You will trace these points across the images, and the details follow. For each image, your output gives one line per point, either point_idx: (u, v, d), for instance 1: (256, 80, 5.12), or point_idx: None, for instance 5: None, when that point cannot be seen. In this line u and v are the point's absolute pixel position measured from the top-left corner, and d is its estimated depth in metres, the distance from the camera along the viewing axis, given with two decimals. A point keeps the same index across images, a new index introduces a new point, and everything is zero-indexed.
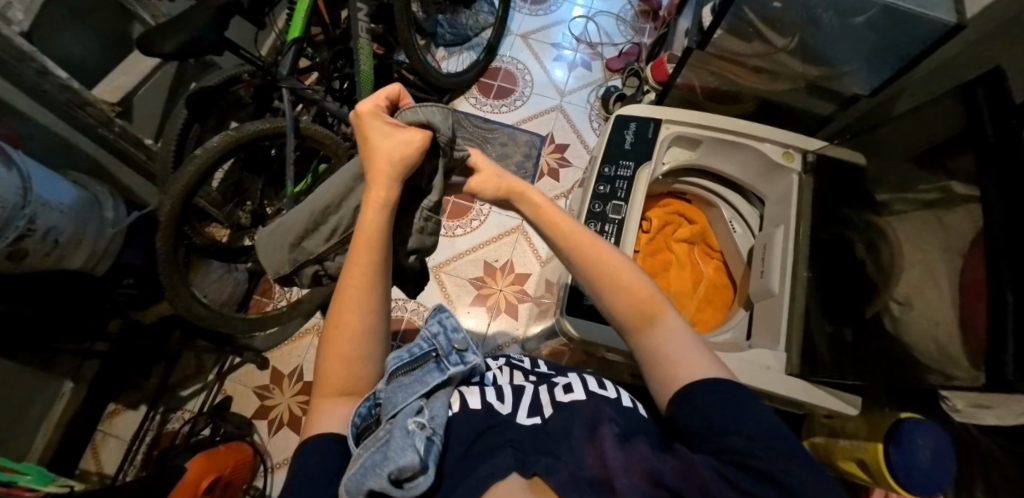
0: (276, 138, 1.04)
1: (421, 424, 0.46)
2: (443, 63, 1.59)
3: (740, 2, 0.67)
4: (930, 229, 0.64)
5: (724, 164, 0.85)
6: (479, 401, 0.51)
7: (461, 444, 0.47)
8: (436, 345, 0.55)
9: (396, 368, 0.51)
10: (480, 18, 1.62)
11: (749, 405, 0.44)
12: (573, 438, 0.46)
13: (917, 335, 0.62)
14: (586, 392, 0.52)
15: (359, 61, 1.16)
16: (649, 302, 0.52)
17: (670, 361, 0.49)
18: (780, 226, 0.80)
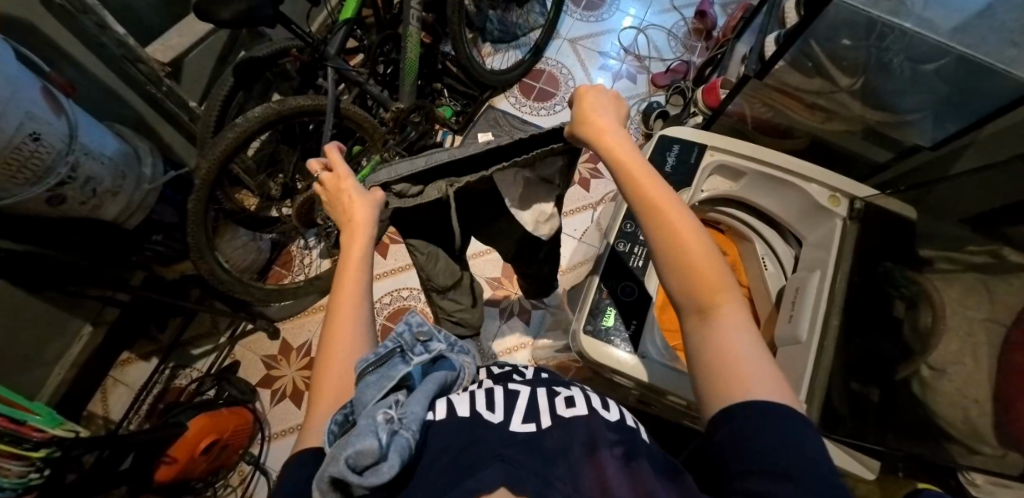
0: (316, 115, 1.05)
1: (389, 417, 0.43)
2: (488, 59, 1.58)
3: (807, 36, 0.64)
4: (978, 298, 0.62)
5: (765, 199, 0.82)
6: (467, 408, 0.48)
7: (448, 438, 0.44)
8: (401, 341, 0.52)
9: (363, 367, 0.48)
10: (531, 18, 1.61)
11: (789, 444, 0.39)
12: (572, 456, 0.43)
13: (948, 406, 0.60)
14: (588, 408, 0.49)
15: (407, 48, 1.16)
16: (714, 290, 0.46)
17: (726, 365, 0.44)
18: (815, 271, 0.74)
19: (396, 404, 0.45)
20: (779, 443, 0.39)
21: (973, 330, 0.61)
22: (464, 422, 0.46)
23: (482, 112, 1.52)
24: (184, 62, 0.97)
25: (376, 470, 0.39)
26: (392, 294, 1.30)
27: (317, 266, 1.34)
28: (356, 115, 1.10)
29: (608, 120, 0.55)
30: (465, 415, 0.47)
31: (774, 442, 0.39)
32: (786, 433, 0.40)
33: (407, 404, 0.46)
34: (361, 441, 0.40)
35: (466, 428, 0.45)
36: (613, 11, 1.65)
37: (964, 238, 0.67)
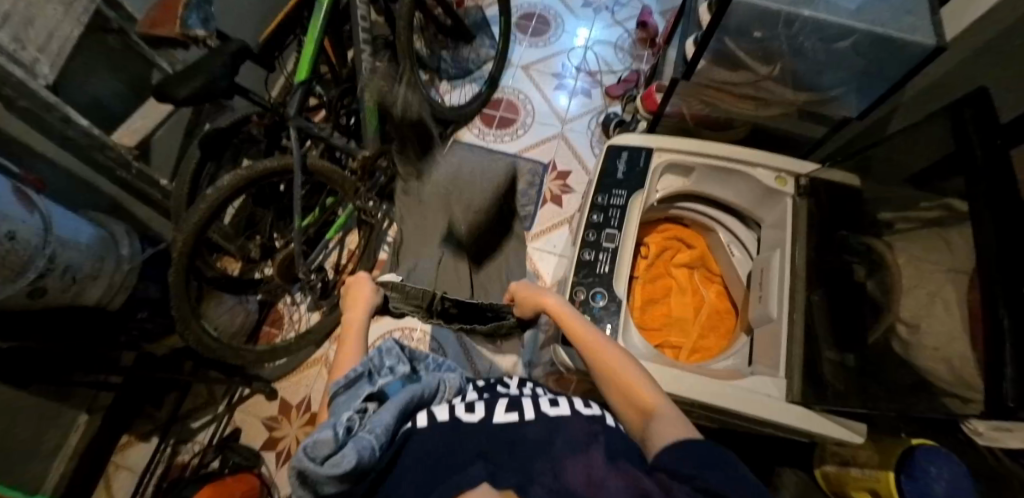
0: (285, 175, 1.08)
1: (350, 419, 0.46)
2: (448, 95, 1.65)
3: (722, 32, 0.69)
4: (936, 249, 0.62)
5: (720, 190, 0.86)
6: (444, 414, 0.49)
7: (430, 439, 0.47)
8: (368, 365, 0.55)
9: (337, 390, 0.53)
10: (484, 51, 1.68)
11: (710, 466, 0.43)
12: (553, 451, 0.46)
13: (927, 358, 0.60)
14: (571, 408, 0.52)
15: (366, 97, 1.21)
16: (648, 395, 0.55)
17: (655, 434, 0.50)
18: (776, 249, 0.80)
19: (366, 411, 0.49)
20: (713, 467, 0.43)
21: (930, 283, 0.62)
22: (444, 424, 0.48)
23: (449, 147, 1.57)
24: (151, 141, 1.01)
25: (331, 461, 0.41)
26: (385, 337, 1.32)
27: (306, 320, 1.36)
28: (323, 169, 1.13)
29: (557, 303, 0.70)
30: (445, 419, 0.49)
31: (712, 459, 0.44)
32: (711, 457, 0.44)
33: (376, 412, 0.47)
34: (317, 435, 0.43)
35: (443, 429, 0.48)
36: (560, 34, 1.72)
37: (911, 201, 0.68)
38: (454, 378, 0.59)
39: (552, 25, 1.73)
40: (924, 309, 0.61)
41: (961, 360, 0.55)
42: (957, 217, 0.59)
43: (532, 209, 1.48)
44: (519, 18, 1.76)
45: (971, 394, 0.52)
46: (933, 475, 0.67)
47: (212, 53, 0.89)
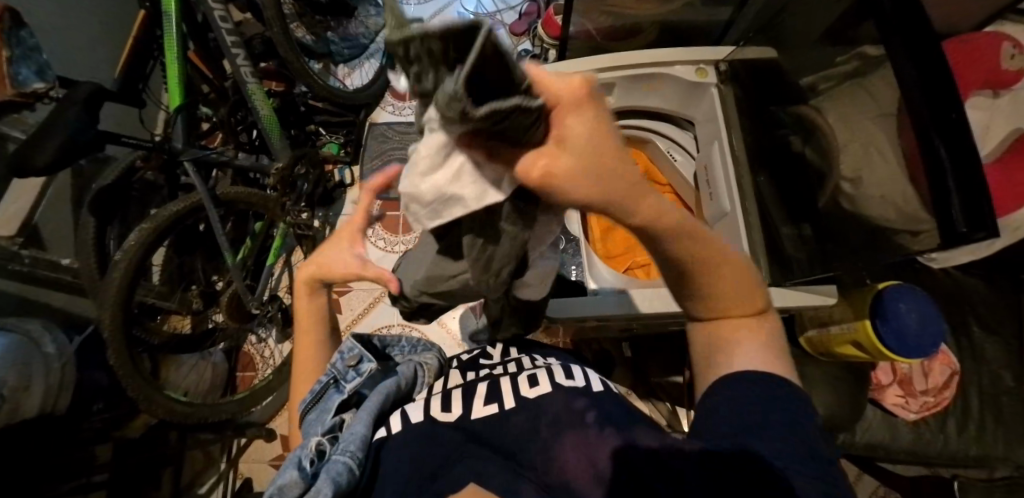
0: (198, 212, 0.98)
1: (321, 443, 0.46)
2: (349, 78, 1.55)
3: None
4: (860, 96, 0.61)
5: (646, 100, 0.82)
6: (420, 415, 0.51)
7: (406, 441, 0.48)
8: (332, 372, 0.55)
9: (304, 408, 0.54)
10: (372, 21, 1.57)
11: (770, 412, 0.40)
12: (541, 439, 0.48)
13: (872, 205, 0.61)
14: (551, 384, 0.53)
15: (258, 107, 1.10)
16: (735, 310, 0.43)
17: (724, 363, 0.44)
18: (714, 142, 0.77)
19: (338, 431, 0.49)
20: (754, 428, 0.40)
21: (859, 135, 0.62)
22: (420, 423, 0.50)
23: (368, 133, 1.48)
24: (33, 223, 0.90)
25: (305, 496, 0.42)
26: None
27: (279, 352, 1.30)
28: (240, 194, 1.05)
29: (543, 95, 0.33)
30: (419, 420, 0.50)
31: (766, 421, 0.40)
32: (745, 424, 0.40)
33: (349, 426, 0.49)
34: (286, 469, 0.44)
35: (426, 432, 0.48)
36: None
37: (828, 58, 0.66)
38: (429, 358, 0.62)
39: None
40: (863, 160, 0.61)
41: (908, 201, 0.55)
42: (875, 61, 0.58)
43: None
44: None
45: (923, 226, 0.53)
46: (904, 310, 0.70)
47: (62, 106, 0.78)
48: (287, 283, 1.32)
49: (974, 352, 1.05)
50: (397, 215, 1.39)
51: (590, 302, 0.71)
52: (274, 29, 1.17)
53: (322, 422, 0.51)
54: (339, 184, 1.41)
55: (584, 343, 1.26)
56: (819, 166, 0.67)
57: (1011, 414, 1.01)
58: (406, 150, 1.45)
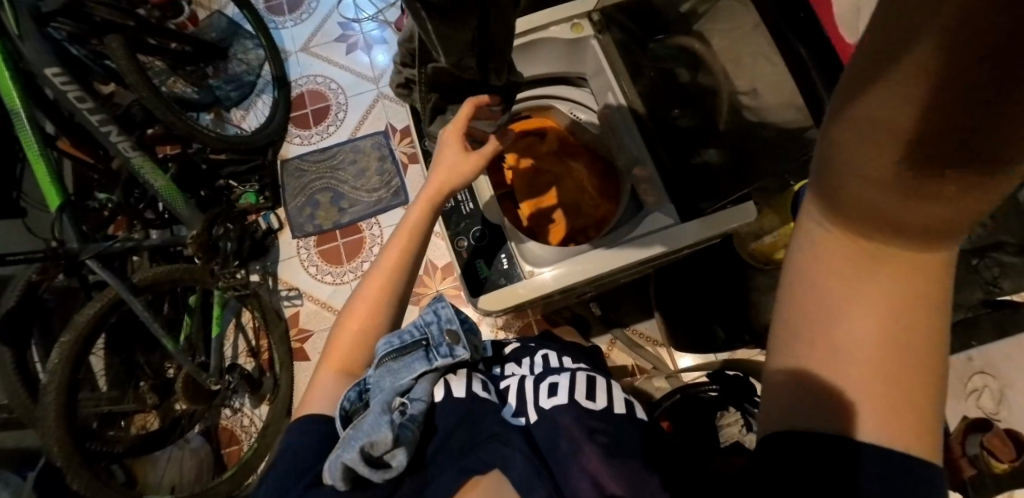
0: (121, 307, 0.92)
1: (399, 403, 0.53)
2: (246, 121, 1.44)
3: None
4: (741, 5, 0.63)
5: (534, 69, 0.81)
6: (463, 391, 0.57)
7: (446, 422, 0.53)
8: (425, 336, 0.61)
9: (386, 353, 0.59)
10: (252, 55, 1.45)
11: (884, 418, 0.26)
12: (560, 449, 0.51)
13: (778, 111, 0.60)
14: (568, 396, 0.57)
15: (150, 181, 1.03)
16: (905, 329, 0.25)
17: (828, 358, 0.27)
18: (608, 92, 0.78)
19: (411, 393, 0.56)
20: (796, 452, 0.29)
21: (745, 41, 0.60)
22: (463, 400, 0.56)
23: (282, 171, 1.41)
24: None
25: (389, 453, 0.49)
26: None
27: (258, 416, 1.24)
28: (160, 276, 1.00)
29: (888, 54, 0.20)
30: (462, 395, 0.56)
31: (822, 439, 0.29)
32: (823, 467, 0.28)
33: (416, 395, 0.55)
34: (375, 424, 0.50)
35: (467, 406, 0.54)
36: None
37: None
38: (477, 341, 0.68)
39: None
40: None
41: None
42: None
43: (398, 180, 1.39)
44: (266, 2, 1.56)
45: None
46: None
47: None
48: (245, 347, 1.27)
49: None
50: (337, 243, 1.35)
51: (524, 286, 0.72)
52: (143, 95, 1.08)
53: (400, 379, 0.57)
54: (268, 231, 1.34)
55: (555, 314, 1.25)
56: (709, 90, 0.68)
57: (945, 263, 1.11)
58: (326, 178, 1.40)
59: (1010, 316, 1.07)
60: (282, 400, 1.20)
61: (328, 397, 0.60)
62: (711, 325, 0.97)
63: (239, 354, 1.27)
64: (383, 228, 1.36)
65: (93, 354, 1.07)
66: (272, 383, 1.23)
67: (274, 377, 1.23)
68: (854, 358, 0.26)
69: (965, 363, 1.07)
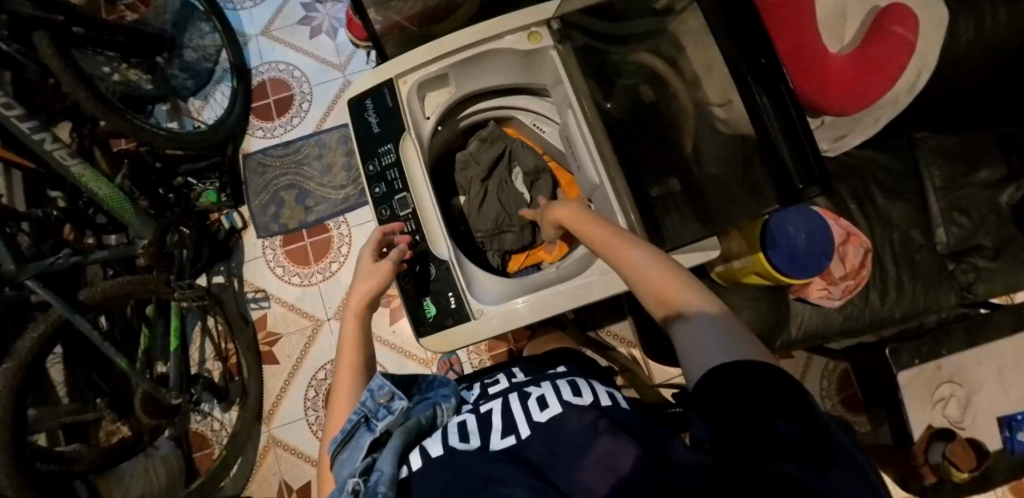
0: (66, 328, 0.88)
1: (357, 485, 0.43)
2: (204, 114, 1.36)
3: None
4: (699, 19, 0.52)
5: (487, 81, 0.74)
6: (440, 448, 0.47)
7: (425, 480, 0.43)
8: (361, 410, 0.50)
9: (337, 448, 0.49)
10: (208, 40, 1.34)
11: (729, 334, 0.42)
12: (572, 456, 0.43)
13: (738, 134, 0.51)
14: (560, 402, 0.50)
15: (93, 189, 0.97)
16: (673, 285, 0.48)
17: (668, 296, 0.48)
18: (568, 108, 0.72)
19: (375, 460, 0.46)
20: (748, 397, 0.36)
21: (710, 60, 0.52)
22: (442, 456, 0.46)
23: (243, 168, 1.34)
24: None
25: None
26: (313, 385, 1.25)
27: (229, 420, 1.23)
28: (115, 288, 0.96)
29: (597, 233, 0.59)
30: (439, 454, 0.46)
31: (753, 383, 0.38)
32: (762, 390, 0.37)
33: (379, 462, 0.45)
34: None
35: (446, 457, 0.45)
36: None
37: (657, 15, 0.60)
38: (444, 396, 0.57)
39: None
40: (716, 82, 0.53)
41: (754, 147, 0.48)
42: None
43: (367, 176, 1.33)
44: None
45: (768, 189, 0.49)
46: (793, 232, 0.70)
47: None
48: (213, 351, 1.24)
49: (881, 220, 1.13)
50: (304, 243, 1.31)
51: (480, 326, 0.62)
52: (79, 97, 0.99)
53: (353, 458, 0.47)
54: (231, 232, 1.29)
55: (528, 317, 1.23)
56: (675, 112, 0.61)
57: (924, 266, 1.11)
58: (291, 174, 1.33)
59: (981, 325, 1.06)
60: (250, 407, 1.18)
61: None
62: None
63: (206, 359, 1.24)
64: (350, 227, 1.32)
65: (52, 367, 1.06)
66: (240, 389, 1.21)
67: (242, 384, 1.21)
68: (687, 295, 0.47)
69: (935, 371, 1.05)
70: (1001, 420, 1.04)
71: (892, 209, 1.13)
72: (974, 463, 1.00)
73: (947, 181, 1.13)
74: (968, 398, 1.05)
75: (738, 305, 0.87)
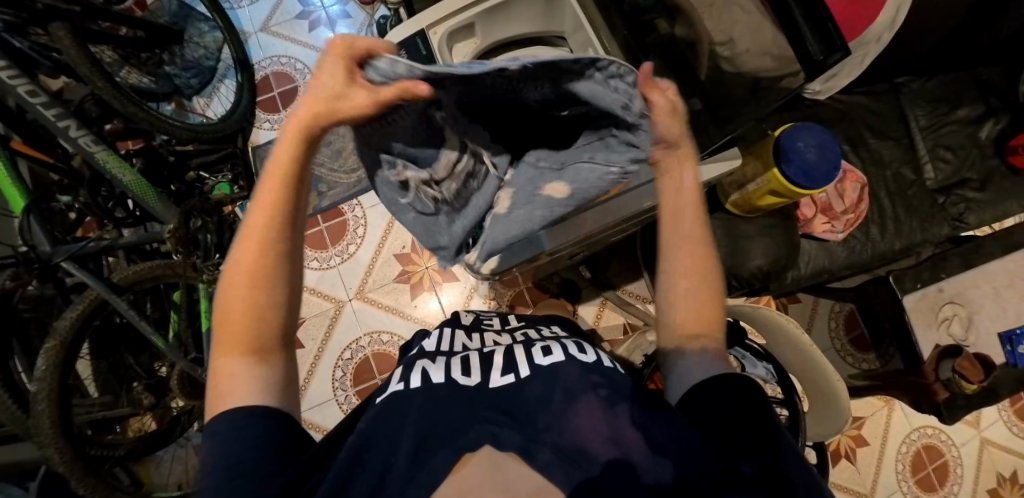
0: (103, 309, 0.91)
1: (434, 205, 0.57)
2: (211, 109, 1.39)
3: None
4: None
5: (508, 30, 0.79)
6: (442, 375, 0.51)
7: (420, 397, 0.48)
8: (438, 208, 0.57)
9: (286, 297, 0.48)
10: (209, 38, 1.36)
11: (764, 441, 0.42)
12: (554, 404, 0.46)
13: None
14: (564, 353, 0.53)
15: (118, 176, 1.01)
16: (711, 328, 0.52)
17: (690, 357, 0.50)
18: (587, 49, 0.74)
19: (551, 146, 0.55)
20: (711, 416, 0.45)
21: None
22: (441, 383, 0.50)
23: (253, 159, 1.36)
24: None
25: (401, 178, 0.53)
26: (340, 365, 1.26)
27: None
28: (146, 271, 0.99)
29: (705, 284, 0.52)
30: (440, 381, 0.50)
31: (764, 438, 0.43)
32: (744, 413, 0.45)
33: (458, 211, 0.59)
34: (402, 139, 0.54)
35: (444, 390, 0.49)
36: None
37: None
38: (429, 339, 0.65)
39: None
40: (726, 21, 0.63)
41: None
42: None
43: None
44: None
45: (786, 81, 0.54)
46: (804, 147, 0.76)
47: None
48: None
49: (873, 160, 1.19)
50: (319, 227, 1.33)
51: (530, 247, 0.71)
52: (98, 85, 1.05)
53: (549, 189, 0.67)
54: None
55: (546, 281, 1.28)
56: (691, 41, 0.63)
57: (917, 200, 1.17)
58: None
59: (975, 250, 1.12)
60: None
61: (245, 384, 0.45)
62: None
63: None
64: (364, 208, 1.35)
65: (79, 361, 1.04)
66: None
67: None
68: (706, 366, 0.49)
69: (936, 294, 1.11)
70: (1002, 336, 1.09)
71: (883, 150, 1.20)
72: (982, 375, 1.05)
73: (931, 121, 1.21)
74: (969, 316, 1.11)
75: (753, 234, 0.94)
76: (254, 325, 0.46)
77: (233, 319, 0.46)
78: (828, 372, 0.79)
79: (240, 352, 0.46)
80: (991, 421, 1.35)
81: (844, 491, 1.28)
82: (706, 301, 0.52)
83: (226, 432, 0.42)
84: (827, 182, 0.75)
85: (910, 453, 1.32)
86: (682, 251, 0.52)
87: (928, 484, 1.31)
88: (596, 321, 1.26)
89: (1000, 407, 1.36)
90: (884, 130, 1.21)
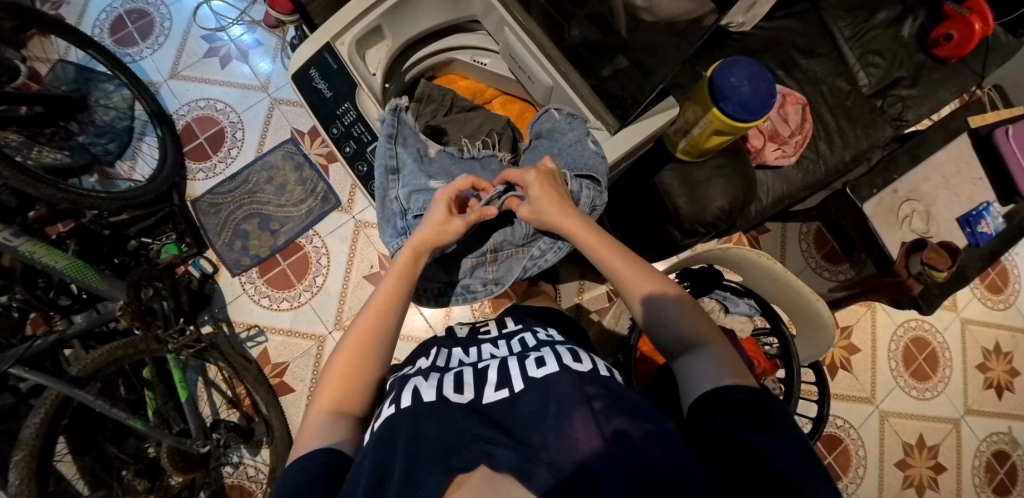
0: (69, 405, 0.87)
1: None
2: (137, 172, 1.32)
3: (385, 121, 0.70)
4: None
5: (416, 24, 0.77)
6: (433, 395, 0.50)
7: (418, 411, 0.48)
8: None
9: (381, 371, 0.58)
10: (117, 97, 1.30)
11: (766, 428, 0.45)
12: (549, 417, 0.45)
13: None
14: (558, 361, 0.52)
15: (49, 263, 0.96)
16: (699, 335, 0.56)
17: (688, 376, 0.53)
18: (504, 27, 0.75)
19: None
20: (752, 426, 0.45)
21: None
22: (435, 400, 0.49)
23: (195, 213, 1.29)
24: None
25: None
26: None
27: (262, 464, 1.18)
28: (106, 355, 0.95)
29: (670, 311, 0.58)
30: (432, 399, 0.49)
31: (765, 420, 0.45)
32: (766, 416, 0.46)
33: None
34: None
35: (434, 410, 0.48)
36: (168, 14, 1.39)
37: None
38: (423, 358, 0.63)
39: (152, 12, 1.39)
40: None
41: None
42: None
43: (323, 185, 1.33)
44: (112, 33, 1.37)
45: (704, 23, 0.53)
46: (737, 82, 0.76)
47: None
48: (222, 400, 1.20)
49: (807, 80, 1.21)
50: (281, 266, 1.28)
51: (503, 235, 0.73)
52: (4, 174, 0.98)
53: (586, 149, 0.71)
54: (204, 278, 1.24)
55: None
56: (600, 3, 0.61)
57: (855, 109, 1.20)
58: (247, 205, 1.30)
59: (919, 145, 1.15)
60: (281, 440, 1.14)
61: (322, 434, 0.51)
62: (667, 228, 1.01)
63: (219, 409, 1.19)
64: (322, 237, 1.31)
65: (61, 463, 1.02)
66: (264, 426, 1.16)
67: (264, 421, 1.16)
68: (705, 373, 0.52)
69: (892, 196, 1.14)
70: (960, 221, 1.14)
71: (814, 67, 1.22)
72: (948, 262, 1.08)
73: (854, 30, 1.22)
74: (928, 209, 1.14)
75: (708, 178, 0.95)
76: (351, 390, 0.55)
77: (333, 377, 0.55)
78: (806, 295, 0.81)
79: (336, 402, 0.54)
80: (967, 301, 1.41)
81: (850, 401, 1.32)
82: (690, 314, 0.58)
83: (298, 466, 0.47)
84: (766, 110, 0.75)
85: (901, 350, 1.37)
86: (640, 283, 0.60)
87: (922, 374, 1.36)
88: (580, 296, 1.26)
89: (972, 287, 1.42)
90: (813, 47, 1.22)
